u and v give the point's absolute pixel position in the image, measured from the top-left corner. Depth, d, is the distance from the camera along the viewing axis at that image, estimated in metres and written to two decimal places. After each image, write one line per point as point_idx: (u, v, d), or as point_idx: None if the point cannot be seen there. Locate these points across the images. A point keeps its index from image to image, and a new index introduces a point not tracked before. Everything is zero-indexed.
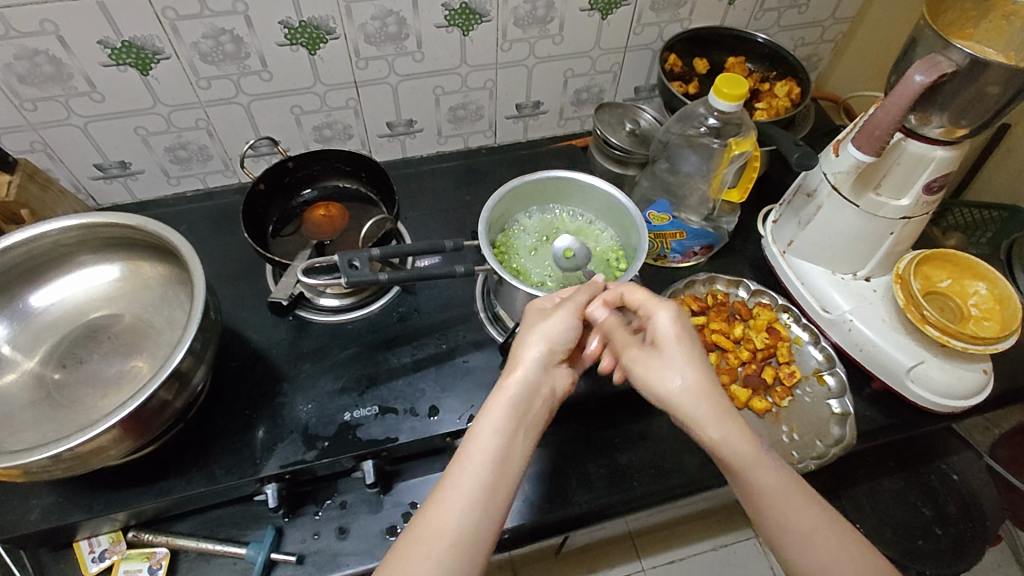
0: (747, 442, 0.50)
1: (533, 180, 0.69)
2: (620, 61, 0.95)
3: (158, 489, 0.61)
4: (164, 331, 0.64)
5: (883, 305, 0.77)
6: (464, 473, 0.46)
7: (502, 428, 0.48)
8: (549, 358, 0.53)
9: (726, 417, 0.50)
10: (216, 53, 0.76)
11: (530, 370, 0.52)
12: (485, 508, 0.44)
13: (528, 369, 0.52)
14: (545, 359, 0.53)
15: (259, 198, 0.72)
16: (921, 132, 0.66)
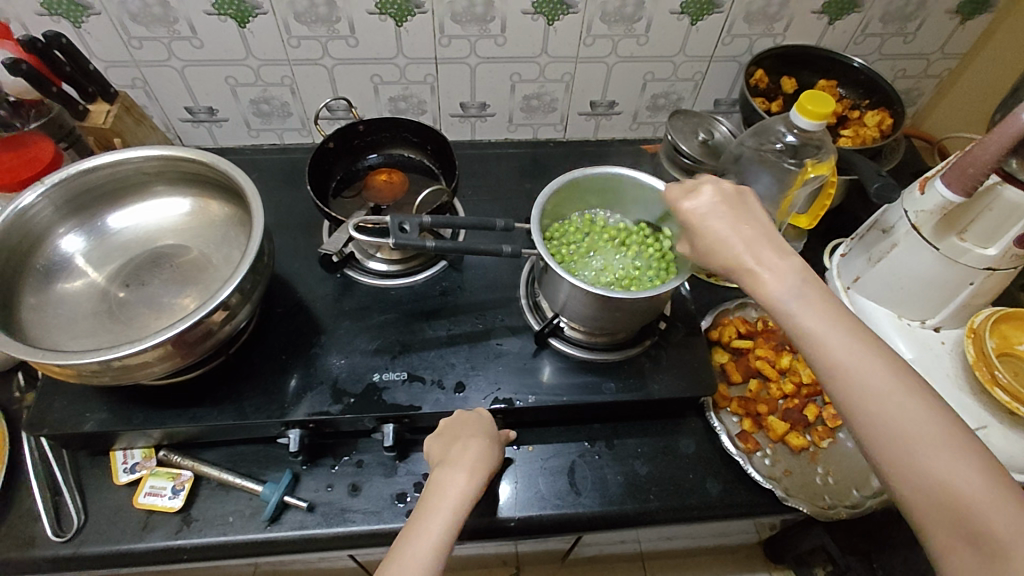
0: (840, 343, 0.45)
1: (594, 173, 0.68)
2: (703, 70, 0.93)
3: (191, 414, 0.63)
4: (219, 267, 0.67)
5: (950, 359, 0.72)
6: (415, 551, 0.49)
7: (449, 512, 0.53)
8: (490, 454, 0.59)
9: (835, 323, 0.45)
10: (310, 15, 0.79)
11: (471, 463, 0.57)
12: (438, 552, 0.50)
13: (468, 462, 0.57)
14: (487, 457, 0.58)
15: (326, 156, 0.74)
16: (1021, 180, 0.61)
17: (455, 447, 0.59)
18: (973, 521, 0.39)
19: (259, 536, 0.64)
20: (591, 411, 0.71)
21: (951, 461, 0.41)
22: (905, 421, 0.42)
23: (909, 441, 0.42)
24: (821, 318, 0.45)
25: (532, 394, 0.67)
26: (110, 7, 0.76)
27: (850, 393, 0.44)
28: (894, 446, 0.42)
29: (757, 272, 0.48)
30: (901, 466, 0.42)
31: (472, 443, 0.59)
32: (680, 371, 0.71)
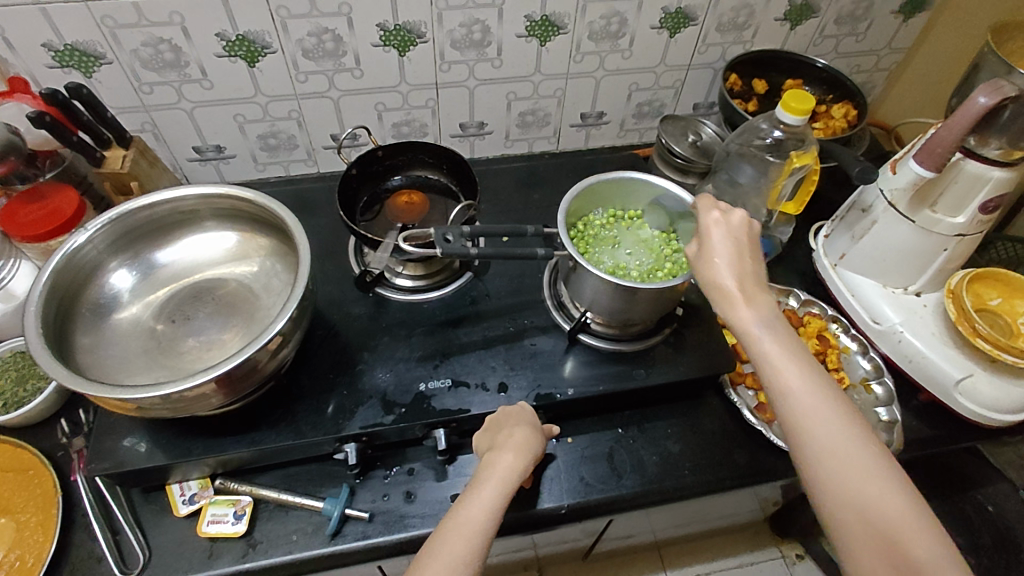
0: (793, 370, 0.50)
1: (608, 178, 0.74)
2: (682, 78, 1.00)
3: (249, 439, 0.66)
4: (261, 297, 0.70)
5: (933, 319, 0.80)
6: (472, 510, 0.55)
7: (501, 481, 0.58)
8: (535, 436, 0.64)
9: (797, 361, 0.50)
10: (317, 50, 0.83)
11: (518, 443, 0.62)
12: (489, 515, 0.55)
13: (514, 442, 0.62)
14: (534, 440, 0.63)
15: (350, 182, 0.78)
16: (979, 153, 0.70)
17: (502, 433, 0.64)
18: (891, 542, 0.45)
19: (324, 550, 0.66)
20: (623, 399, 0.76)
21: (880, 489, 0.46)
22: (840, 446, 0.47)
23: (845, 464, 0.47)
24: (790, 352, 0.51)
25: (571, 387, 0.71)
26: (121, 55, 0.78)
27: (798, 417, 0.49)
28: (832, 470, 0.47)
29: (738, 301, 0.53)
30: (837, 487, 0.47)
31: (518, 427, 0.64)
32: (699, 353, 0.77)
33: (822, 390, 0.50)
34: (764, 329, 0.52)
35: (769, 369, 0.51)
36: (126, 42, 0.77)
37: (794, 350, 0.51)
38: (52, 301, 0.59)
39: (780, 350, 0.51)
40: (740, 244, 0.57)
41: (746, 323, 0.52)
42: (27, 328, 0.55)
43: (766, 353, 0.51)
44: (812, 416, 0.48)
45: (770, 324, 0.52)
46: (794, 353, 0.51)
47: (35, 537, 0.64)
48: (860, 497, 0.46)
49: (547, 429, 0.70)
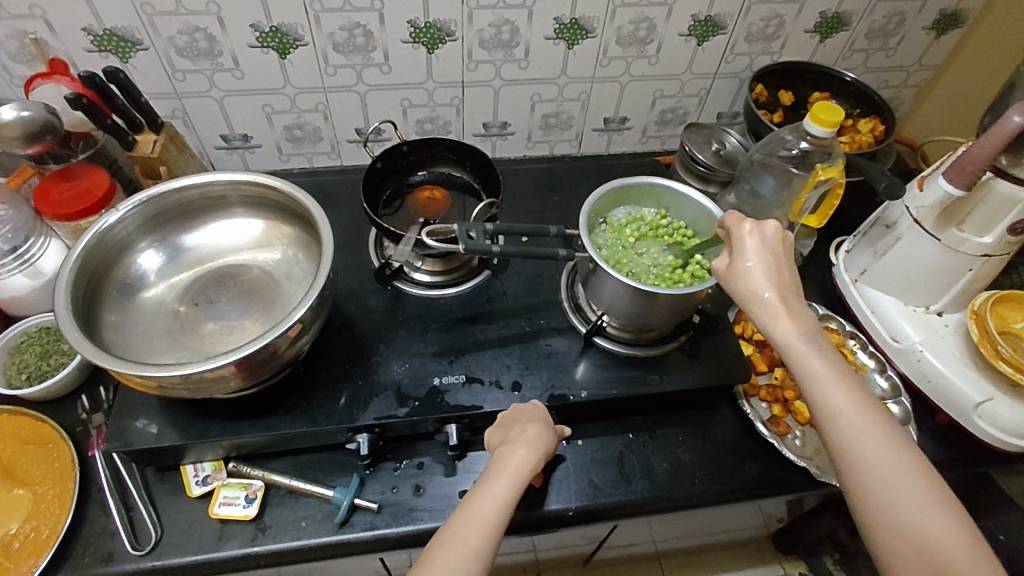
0: (834, 388, 0.50)
1: (631, 183, 0.74)
2: (708, 86, 1.00)
3: (265, 424, 0.67)
4: (282, 284, 0.70)
5: (954, 340, 0.79)
6: (483, 503, 0.55)
7: (513, 476, 0.58)
8: (548, 434, 0.64)
9: (838, 381, 0.51)
10: (348, 45, 0.84)
11: (531, 439, 0.62)
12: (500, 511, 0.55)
13: (527, 439, 0.62)
14: (546, 437, 0.63)
15: (374, 176, 0.79)
16: (1012, 173, 0.68)
17: (515, 429, 0.64)
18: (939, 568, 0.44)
19: (332, 538, 0.66)
20: (636, 404, 0.76)
21: (929, 514, 0.46)
22: (879, 467, 0.48)
23: (894, 489, 0.47)
24: (833, 371, 0.51)
25: (584, 389, 0.71)
26: (157, 42, 0.80)
27: (839, 439, 0.49)
28: (874, 493, 0.47)
29: (776, 318, 0.53)
30: (878, 511, 0.47)
31: (531, 423, 0.64)
32: (714, 361, 0.76)
33: (865, 411, 0.50)
34: (804, 348, 0.52)
35: (813, 389, 0.51)
36: (163, 29, 0.78)
37: (832, 368, 0.51)
38: (82, 279, 0.61)
39: (821, 368, 0.51)
40: (779, 252, 0.56)
41: (790, 339, 0.53)
42: (57, 303, 0.57)
43: (804, 371, 0.52)
44: (855, 437, 0.49)
45: (810, 341, 0.52)
46: (836, 372, 0.51)
47: (51, 509, 0.66)
48: (902, 521, 0.46)
49: (558, 431, 0.70)
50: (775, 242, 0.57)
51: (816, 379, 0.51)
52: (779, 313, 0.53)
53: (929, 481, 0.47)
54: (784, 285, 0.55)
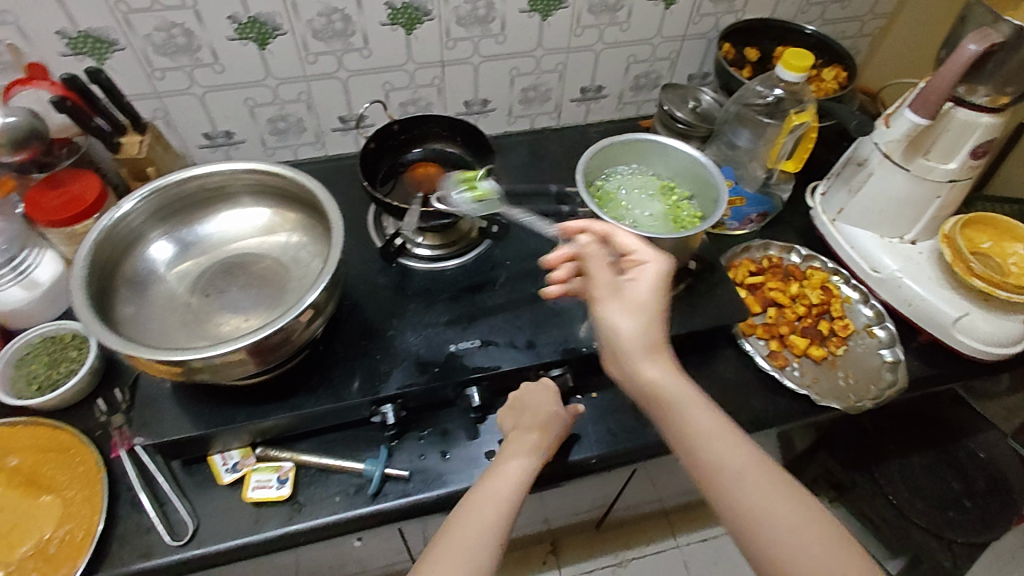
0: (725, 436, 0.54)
1: (622, 139, 0.76)
2: (677, 49, 1.04)
3: (290, 405, 0.68)
4: (291, 268, 0.71)
5: (929, 264, 0.85)
6: (500, 481, 0.59)
7: (530, 453, 0.62)
8: (559, 416, 0.68)
9: (728, 434, 0.54)
10: (327, 31, 0.85)
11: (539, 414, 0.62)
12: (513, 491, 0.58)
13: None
14: (558, 420, 0.67)
15: (369, 156, 0.80)
16: (969, 101, 0.74)
17: (527, 414, 0.68)
18: None
19: (368, 509, 0.68)
20: (643, 352, 0.79)
21: (813, 546, 0.49)
22: (764, 509, 0.51)
23: (778, 531, 0.50)
24: (718, 423, 0.55)
25: (596, 340, 0.74)
26: (134, 41, 0.79)
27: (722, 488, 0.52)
28: (763, 529, 0.50)
29: (649, 372, 0.56)
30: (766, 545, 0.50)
31: (542, 408, 0.68)
32: (712, 304, 0.80)
33: (761, 465, 0.53)
34: (689, 404, 0.55)
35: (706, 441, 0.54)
36: (139, 26, 0.78)
37: (719, 422, 0.55)
38: (93, 275, 0.61)
39: (710, 421, 0.55)
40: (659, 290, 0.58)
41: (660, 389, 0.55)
42: (73, 297, 0.57)
43: (691, 424, 0.55)
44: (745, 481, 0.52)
45: (693, 393, 0.56)
46: (721, 427, 0.55)
47: (83, 511, 0.65)
48: (793, 555, 0.49)
49: (575, 407, 0.73)
50: (655, 286, 0.57)
51: (702, 427, 0.55)
52: (656, 370, 0.56)
53: (821, 520, 0.51)
54: (652, 331, 0.56)
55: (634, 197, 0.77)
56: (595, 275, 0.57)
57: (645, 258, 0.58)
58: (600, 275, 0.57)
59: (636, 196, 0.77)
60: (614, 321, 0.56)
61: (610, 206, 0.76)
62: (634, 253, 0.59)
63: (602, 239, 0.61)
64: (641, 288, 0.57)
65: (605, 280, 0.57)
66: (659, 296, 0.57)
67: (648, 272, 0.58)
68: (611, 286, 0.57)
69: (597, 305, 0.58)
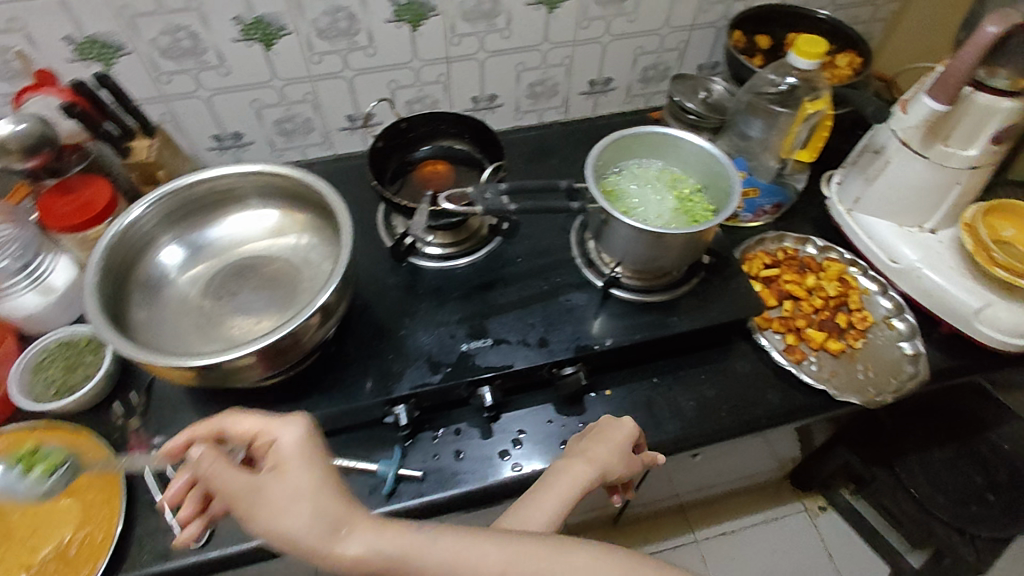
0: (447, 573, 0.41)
1: (633, 133, 0.74)
2: (687, 39, 1.02)
3: (304, 406, 0.68)
4: (301, 269, 0.71)
5: (951, 253, 0.83)
6: (532, 516, 0.52)
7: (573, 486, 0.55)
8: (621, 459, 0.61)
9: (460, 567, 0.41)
10: (331, 30, 0.85)
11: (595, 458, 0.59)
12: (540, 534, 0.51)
13: (590, 457, 0.59)
14: (613, 460, 0.60)
15: (378, 155, 0.79)
16: (989, 84, 0.72)
17: (586, 446, 0.61)
18: None
19: (382, 510, 0.67)
20: (657, 347, 0.78)
21: None
22: None
23: None
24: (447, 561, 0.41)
25: (609, 337, 0.73)
26: (140, 45, 0.79)
27: None
28: None
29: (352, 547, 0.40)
30: None
31: (603, 441, 0.61)
32: (728, 298, 0.78)
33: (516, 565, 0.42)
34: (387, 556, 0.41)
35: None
36: (144, 30, 0.78)
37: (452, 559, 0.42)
38: (105, 280, 0.61)
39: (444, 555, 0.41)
40: (314, 456, 0.44)
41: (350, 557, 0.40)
42: (86, 303, 0.57)
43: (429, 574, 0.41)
44: None
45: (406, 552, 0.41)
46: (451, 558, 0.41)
47: (102, 513, 0.66)
48: None
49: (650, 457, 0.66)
50: (301, 450, 0.45)
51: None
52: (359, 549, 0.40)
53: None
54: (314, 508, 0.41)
55: (643, 193, 0.76)
56: (222, 483, 0.43)
57: (276, 431, 0.46)
58: (229, 482, 0.43)
59: (645, 192, 0.76)
60: (277, 520, 0.41)
61: (621, 202, 0.75)
62: (263, 432, 0.47)
63: (248, 422, 0.48)
64: (288, 474, 0.43)
65: (237, 484, 0.43)
66: (311, 465, 0.44)
67: (281, 448, 0.45)
68: (247, 489, 0.42)
69: (247, 520, 0.42)
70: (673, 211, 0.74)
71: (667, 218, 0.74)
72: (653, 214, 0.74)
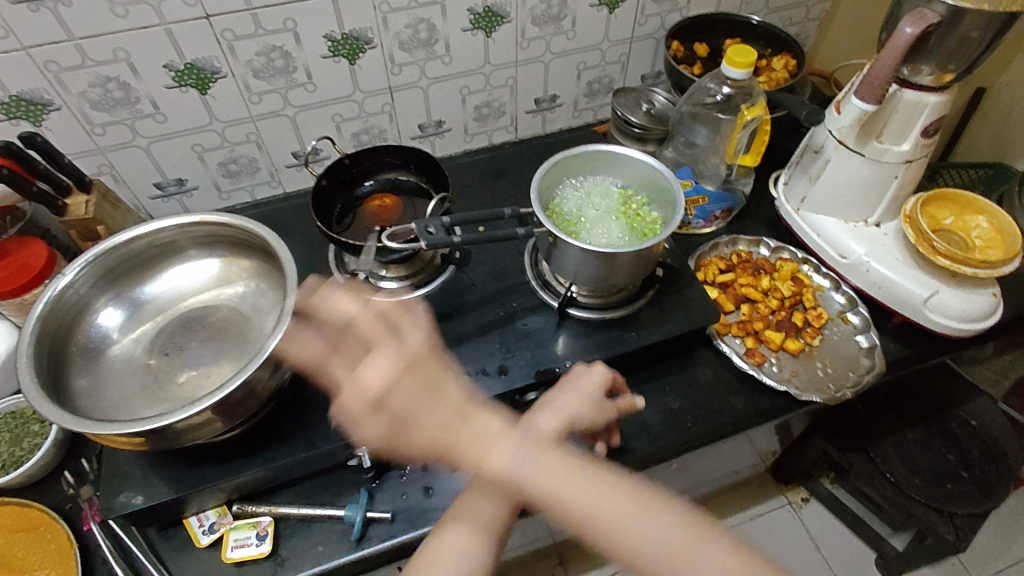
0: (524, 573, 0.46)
1: (574, 153, 0.75)
2: (627, 51, 1.03)
3: (262, 458, 0.66)
4: (251, 318, 0.70)
5: (895, 245, 0.84)
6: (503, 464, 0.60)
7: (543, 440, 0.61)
8: (585, 401, 0.66)
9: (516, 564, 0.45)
10: (267, 69, 0.84)
11: (566, 409, 0.65)
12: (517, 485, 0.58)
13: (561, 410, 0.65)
14: (581, 408, 0.66)
15: (322, 193, 0.78)
16: (914, 81, 0.73)
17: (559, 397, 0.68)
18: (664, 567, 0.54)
19: (352, 556, 0.66)
20: (619, 362, 0.78)
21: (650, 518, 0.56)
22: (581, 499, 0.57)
23: (623, 530, 0.55)
24: None
25: (569, 359, 0.73)
26: (69, 99, 0.77)
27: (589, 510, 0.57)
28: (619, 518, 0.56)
29: None
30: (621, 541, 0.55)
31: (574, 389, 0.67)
32: (684, 309, 0.79)
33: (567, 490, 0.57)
34: None
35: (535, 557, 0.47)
36: (73, 85, 0.76)
37: None
38: (42, 349, 0.59)
39: None
40: None
41: None
42: (19, 377, 0.55)
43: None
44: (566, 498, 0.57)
45: None
46: None
47: None
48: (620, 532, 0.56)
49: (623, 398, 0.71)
50: None
51: None
52: None
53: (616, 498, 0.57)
54: None
55: (588, 213, 0.76)
56: None
57: None
58: None
59: (590, 211, 0.76)
60: None
61: (577, 228, 0.75)
62: None
63: None
64: None
65: None
66: None
67: None
68: None
69: None
70: (619, 228, 0.75)
71: (612, 237, 0.74)
72: (598, 233, 0.74)
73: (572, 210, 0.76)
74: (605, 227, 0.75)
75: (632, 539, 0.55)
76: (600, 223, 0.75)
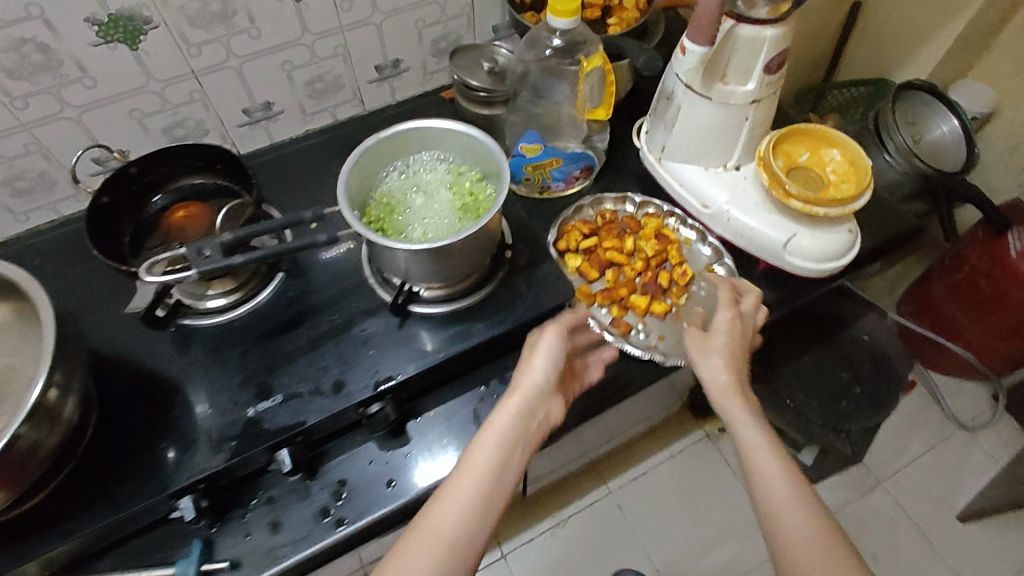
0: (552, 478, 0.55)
1: (387, 134, 0.66)
2: (469, 2, 0.93)
3: (64, 530, 0.57)
4: (23, 371, 0.60)
5: (755, 189, 0.80)
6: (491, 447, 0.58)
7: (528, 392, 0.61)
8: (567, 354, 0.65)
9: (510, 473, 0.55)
10: (24, 67, 0.70)
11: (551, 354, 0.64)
12: (500, 475, 0.57)
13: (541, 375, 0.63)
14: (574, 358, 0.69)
15: (106, 214, 0.67)
16: (749, 15, 0.67)
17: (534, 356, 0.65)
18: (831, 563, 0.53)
19: None
20: (478, 354, 0.72)
21: (795, 501, 0.57)
22: (772, 487, 0.58)
23: (775, 502, 0.57)
24: None
25: (412, 364, 0.67)
26: None
27: (765, 480, 0.59)
28: (757, 471, 0.60)
29: None
30: (770, 518, 0.57)
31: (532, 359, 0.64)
32: (540, 289, 0.73)
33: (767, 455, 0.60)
34: None
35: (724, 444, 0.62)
36: None
37: None
38: None
39: None
40: None
41: None
42: None
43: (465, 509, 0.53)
44: (764, 471, 0.59)
45: None
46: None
47: None
48: (771, 512, 0.57)
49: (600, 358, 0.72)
50: None
51: None
52: None
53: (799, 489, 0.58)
54: None
55: (413, 202, 0.68)
56: None
57: None
58: None
59: (415, 201, 0.68)
60: None
61: (403, 213, 0.67)
62: None
63: None
64: None
65: None
66: None
67: None
68: None
69: None
70: (448, 215, 0.66)
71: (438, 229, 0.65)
72: (424, 227, 0.66)
73: (396, 203, 0.68)
74: (432, 216, 0.66)
75: (771, 516, 0.57)
76: (425, 213, 0.67)
